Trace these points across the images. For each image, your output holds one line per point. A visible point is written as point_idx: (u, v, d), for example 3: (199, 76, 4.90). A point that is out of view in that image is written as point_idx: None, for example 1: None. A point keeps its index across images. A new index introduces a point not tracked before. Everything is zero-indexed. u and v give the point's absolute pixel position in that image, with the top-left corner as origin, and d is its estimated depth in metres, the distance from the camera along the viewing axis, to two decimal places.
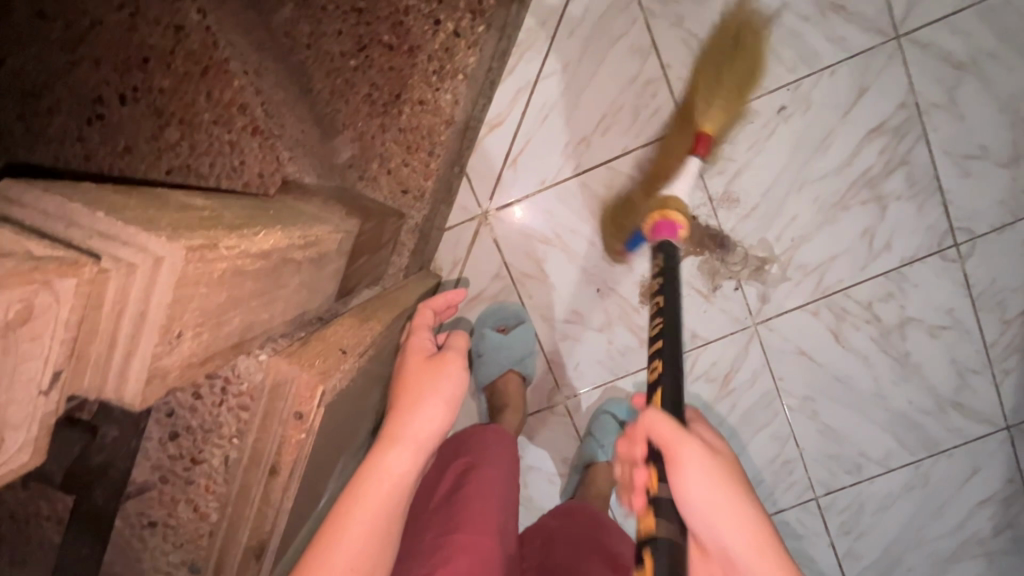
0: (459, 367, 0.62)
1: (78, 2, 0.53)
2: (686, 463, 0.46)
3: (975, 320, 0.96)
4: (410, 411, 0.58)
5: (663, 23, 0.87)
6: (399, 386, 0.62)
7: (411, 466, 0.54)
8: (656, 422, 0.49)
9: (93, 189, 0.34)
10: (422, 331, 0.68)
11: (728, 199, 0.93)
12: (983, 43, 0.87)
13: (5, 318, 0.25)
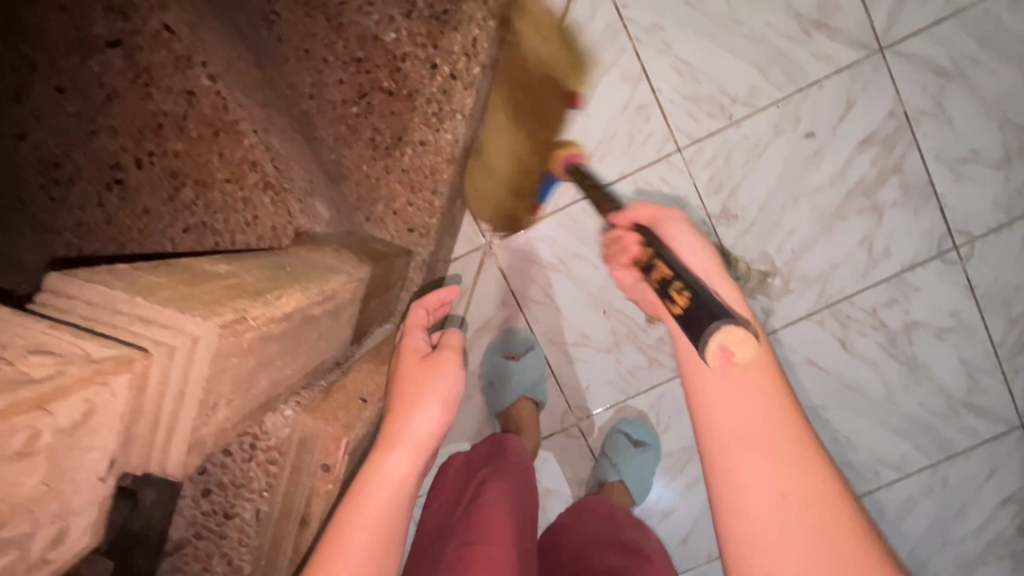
0: (454, 365, 0.61)
1: (95, 76, 0.57)
2: (676, 225, 0.59)
3: (981, 321, 0.96)
4: (407, 416, 0.57)
5: (651, 51, 0.90)
6: (394, 386, 0.61)
7: (410, 469, 0.54)
8: (645, 211, 0.62)
9: (134, 273, 0.38)
10: (416, 331, 0.67)
11: (727, 216, 0.94)
12: (965, 50, 0.89)
13: (72, 419, 0.31)
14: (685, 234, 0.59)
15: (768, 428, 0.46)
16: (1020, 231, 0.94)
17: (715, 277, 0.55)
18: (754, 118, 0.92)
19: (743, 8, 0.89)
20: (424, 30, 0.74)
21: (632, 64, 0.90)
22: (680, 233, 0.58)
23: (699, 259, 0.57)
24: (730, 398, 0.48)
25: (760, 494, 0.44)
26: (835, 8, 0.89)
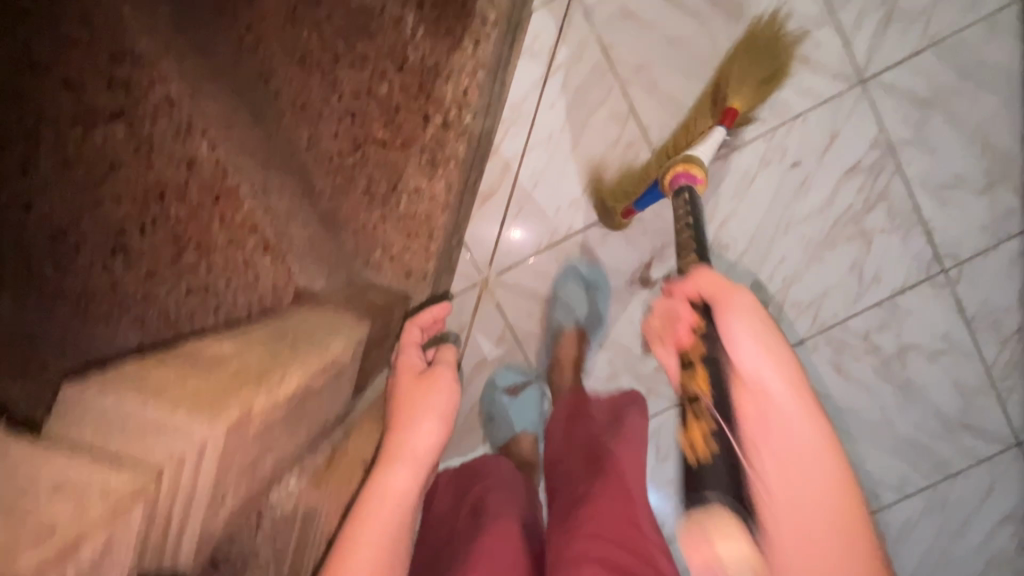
0: (449, 381, 0.68)
1: (100, 148, 0.59)
2: (734, 314, 0.51)
3: (972, 342, 0.98)
4: (407, 432, 0.62)
5: (638, 90, 0.92)
6: (394, 406, 0.67)
7: (413, 480, 0.57)
8: (703, 283, 0.57)
9: (145, 381, 0.44)
10: (411, 348, 0.74)
11: (718, 246, 0.96)
12: (944, 80, 0.92)
13: (92, 555, 0.34)
14: (745, 309, 0.51)
15: (799, 458, 0.43)
16: (1007, 253, 0.96)
17: (788, 403, 0.45)
18: (741, 150, 0.94)
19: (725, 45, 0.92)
20: (416, 81, 0.77)
21: (619, 102, 0.93)
22: (739, 310, 0.51)
23: (764, 361, 0.48)
24: (777, 470, 0.43)
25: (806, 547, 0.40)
26: (815, 43, 0.91)
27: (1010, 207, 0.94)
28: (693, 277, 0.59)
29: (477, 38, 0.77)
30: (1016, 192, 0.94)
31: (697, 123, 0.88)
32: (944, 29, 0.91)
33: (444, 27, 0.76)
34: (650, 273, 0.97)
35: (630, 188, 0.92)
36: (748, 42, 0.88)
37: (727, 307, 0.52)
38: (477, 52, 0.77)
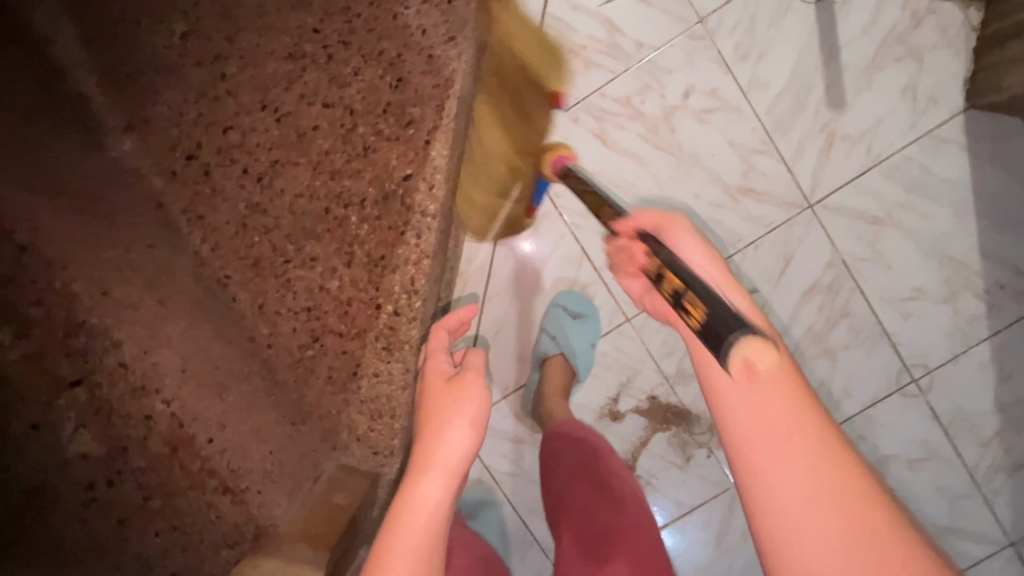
0: (480, 386, 0.59)
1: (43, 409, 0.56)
2: (682, 232, 0.50)
3: (951, 448, 0.97)
4: (433, 438, 0.55)
5: (588, 233, 0.94)
6: (421, 414, 0.60)
7: (443, 495, 0.52)
8: (646, 215, 0.52)
9: None
10: (438, 354, 0.65)
11: (682, 375, 0.97)
12: (893, 196, 0.92)
13: None
14: (664, 214, 0.52)
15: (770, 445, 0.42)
16: (976, 357, 0.95)
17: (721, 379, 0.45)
18: None
19: (671, 183, 0.93)
20: (365, 274, 0.82)
21: (571, 246, 0.95)
22: (660, 217, 0.52)
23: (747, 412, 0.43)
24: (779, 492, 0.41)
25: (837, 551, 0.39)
26: (760, 174, 0.92)
27: (976, 312, 0.94)
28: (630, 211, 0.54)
29: (419, 230, 0.82)
30: (980, 298, 0.93)
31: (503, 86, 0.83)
32: (889, 148, 0.91)
33: (387, 223, 0.81)
34: (617, 406, 0.98)
35: (501, 193, 0.87)
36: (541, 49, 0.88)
37: (670, 220, 0.51)
38: (420, 243, 0.82)
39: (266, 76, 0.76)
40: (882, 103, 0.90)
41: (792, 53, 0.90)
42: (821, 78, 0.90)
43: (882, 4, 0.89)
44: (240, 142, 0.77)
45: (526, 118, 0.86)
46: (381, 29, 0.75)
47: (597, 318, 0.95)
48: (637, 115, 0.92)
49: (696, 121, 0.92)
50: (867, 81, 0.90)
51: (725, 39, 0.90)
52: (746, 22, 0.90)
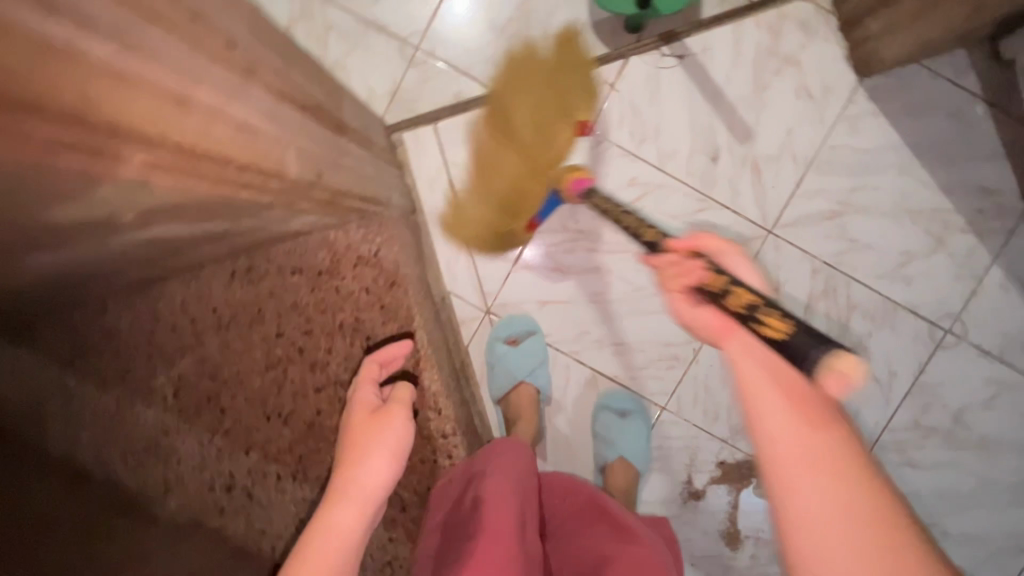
0: (402, 420, 0.66)
1: None
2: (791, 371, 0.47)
3: (1017, 373, 0.96)
4: (356, 471, 0.60)
5: (590, 351, 0.97)
6: (346, 442, 0.66)
7: (355, 524, 0.55)
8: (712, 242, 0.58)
9: None
10: (367, 386, 0.72)
11: (738, 431, 0.98)
12: (840, 187, 0.94)
13: None
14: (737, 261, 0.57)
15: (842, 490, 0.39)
16: (995, 282, 0.95)
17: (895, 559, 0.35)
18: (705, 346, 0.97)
19: (638, 273, 0.96)
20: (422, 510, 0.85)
21: (581, 371, 0.98)
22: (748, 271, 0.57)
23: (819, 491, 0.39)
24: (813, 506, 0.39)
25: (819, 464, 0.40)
26: (711, 227, 0.95)
27: (969, 246, 0.94)
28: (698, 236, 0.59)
29: (449, 450, 0.85)
30: (968, 232, 0.94)
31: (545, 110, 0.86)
32: (812, 147, 0.93)
33: (419, 458, 0.85)
34: (695, 485, 1.00)
35: (495, 201, 0.89)
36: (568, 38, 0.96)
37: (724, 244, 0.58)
38: (454, 460, 0.86)
39: (255, 390, 0.83)
40: (785, 113, 0.93)
41: (684, 114, 0.93)
42: (719, 122, 0.93)
43: (738, 32, 0.92)
44: (264, 454, 0.83)
45: (507, 130, 0.88)
46: (332, 306, 0.82)
47: (643, 410, 0.97)
48: (577, 234, 0.96)
49: (630, 213, 0.95)
50: (761, 102, 0.93)
51: (617, 132, 0.94)
52: (629, 109, 0.94)
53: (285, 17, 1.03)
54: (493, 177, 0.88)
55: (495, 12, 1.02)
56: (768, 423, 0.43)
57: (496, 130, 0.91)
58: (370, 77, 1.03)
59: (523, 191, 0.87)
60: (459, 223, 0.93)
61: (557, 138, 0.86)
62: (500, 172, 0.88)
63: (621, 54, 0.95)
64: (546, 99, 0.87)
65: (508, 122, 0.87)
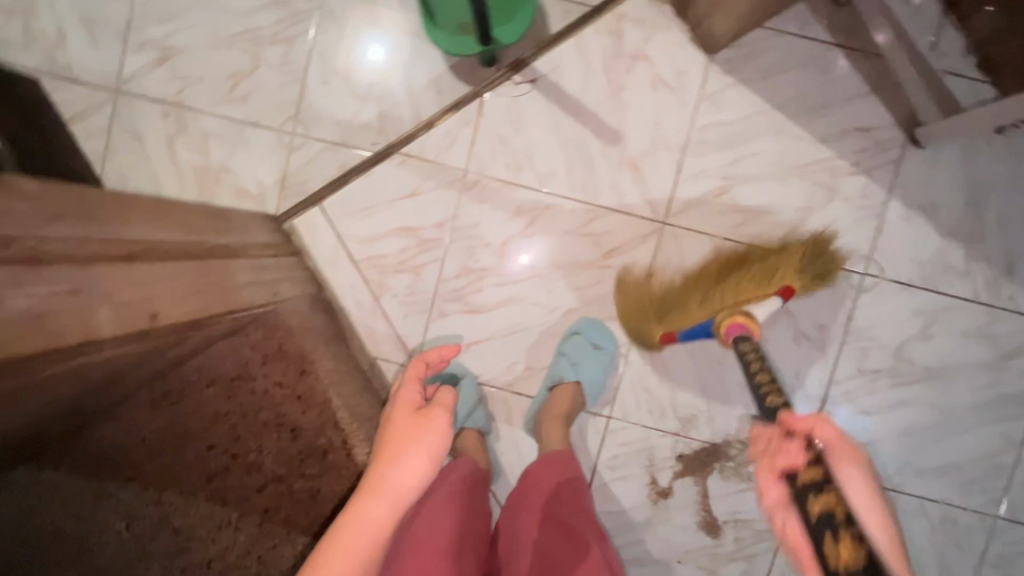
0: (445, 425, 0.64)
1: None
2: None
3: (945, 296, 0.96)
4: (393, 464, 0.60)
5: (524, 381, 0.99)
6: (386, 434, 0.64)
7: (385, 524, 0.57)
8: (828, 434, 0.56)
9: None
10: (411, 386, 0.69)
11: (688, 421, 0.99)
12: (720, 163, 0.95)
13: None
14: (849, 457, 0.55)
15: None
16: (897, 214, 0.95)
17: None
18: (633, 348, 0.98)
19: (550, 295, 0.98)
20: None
21: (521, 403, 0.99)
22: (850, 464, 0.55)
23: None
24: None
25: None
26: (606, 234, 0.96)
27: (861, 186, 0.95)
28: (814, 420, 0.58)
29: None
30: (857, 173, 0.95)
31: (767, 280, 0.88)
32: (682, 132, 0.94)
33: None
34: (660, 483, 0.99)
35: (660, 317, 0.92)
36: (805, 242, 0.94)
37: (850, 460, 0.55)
38: None
39: (202, 504, 0.84)
40: (648, 107, 0.94)
41: (551, 134, 0.96)
42: (586, 132, 0.95)
43: (580, 43, 0.95)
44: (226, 562, 0.83)
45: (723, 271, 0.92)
46: (250, 409, 0.84)
47: (615, 346, 0.97)
48: (481, 273, 0.98)
49: (525, 241, 0.97)
50: (622, 103, 0.94)
51: (493, 167, 0.97)
52: (498, 143, 0.96)
53: (165, 137, 1.07)
54: (668, 292, 0.93)
55: (356, 81, 1.05)
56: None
57: (733, 263, 0.92)
58: (256, 171, 1.07)
59: (681, 309, 0.90)
60: (633, 294, 0.95)
61: (758, 277, 0.88)
62: (694, 290, 0.91)
63: (479, 92, 0.98)
64: (778, 260, 0.90)
65: (736, 269, 0.91)
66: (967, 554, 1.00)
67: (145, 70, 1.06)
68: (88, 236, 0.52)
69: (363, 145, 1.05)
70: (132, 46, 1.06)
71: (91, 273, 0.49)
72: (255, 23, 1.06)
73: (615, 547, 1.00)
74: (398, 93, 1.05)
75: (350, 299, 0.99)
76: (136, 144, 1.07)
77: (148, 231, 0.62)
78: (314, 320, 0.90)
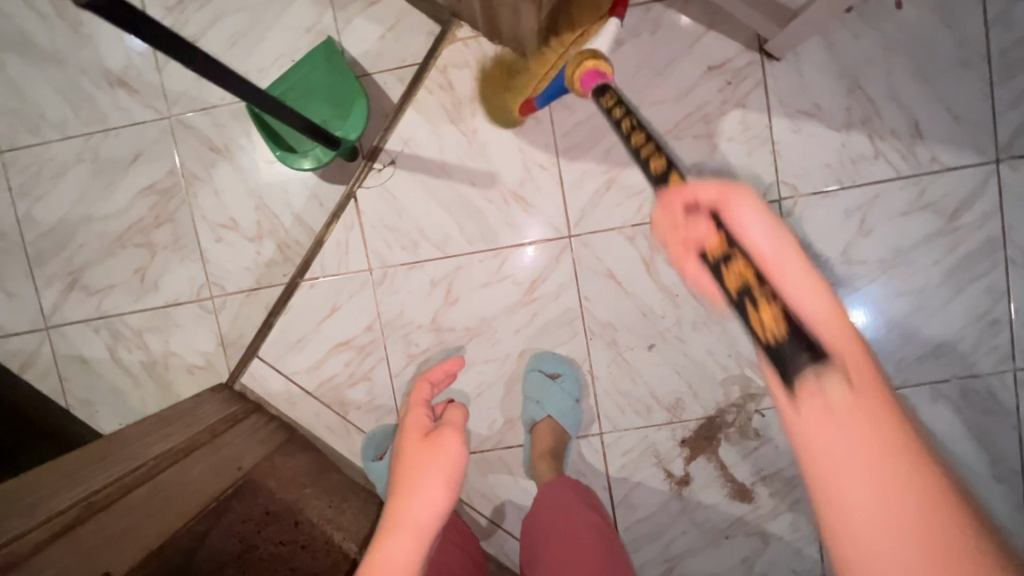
0: (456, 442, 0.59)
1: None
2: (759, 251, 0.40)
3: (867, 184, 0.93)
4: (409, 495, 0.55)
5: (508, 432, 0.99)
6: (395, 467, 0.60)
7: (413, 554, 0.52)
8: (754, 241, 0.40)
9: None
10: (416, 410, 0.67)
11: (675, 405, 0.98)
12: (597, 157, 0.94)
13: None
14: (826, 293, 0.38)
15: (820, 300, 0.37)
16: (786, 129, 0.93)
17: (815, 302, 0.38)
18: (594, 361, 0.98)
19: (495, 344, 0.98)
20: None
21: (515, 454, 1.00)
22: (827, 304, 0.37)
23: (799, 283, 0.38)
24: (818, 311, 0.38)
25: (877, 523, 0.28)
26: (522, 266, 0.97)
27: (740, 119, 0.93)
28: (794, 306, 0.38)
29: None
30: (729, 109, 0.93)
31: None
32: (548, 145, 0.95)
33: None
34: (676, 473, 0.99)
35: (508, 86, 0.91)
36: None
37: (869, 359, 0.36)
38: None
39: None
40: (508, 138, 0.95)
41: (431, 202, 0.97)
42: (462, 186, 0.97)
43: (421, 109, 0.97)
44: None
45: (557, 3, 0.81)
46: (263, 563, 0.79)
47: (573, 367, 0.97)
48: (426, 353, 0.99)
49: (452, 305, 0.98)
50: (481, 145, 0.96)
51: (394, 254, 0.98)
52: (387, 231, 0.98)
53: (105, 349, 1.12)
54: (523, 65, 0.88)
55: (244, 225, 1.07)
56: (844, 489, 0.29)
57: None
58: (196, 343, 1.10)
59: (513, 74, 0.90)
60: (495, 94, 0.94)
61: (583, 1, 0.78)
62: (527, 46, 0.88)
63: (352, 191, 1.00)
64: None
65: None
66: (1001, 416, 0.96)
67: (62, 299, 1.11)
68: (27, 527, 0.56)
69: (276, 279, 1.07)
70: (42, 283, 1.11)
71: (24, 566, 0.53)
72: (135, 214, 1.09)
73: (661, 547, 1.00)
74: (285, 219, 1.06)
75: (323, 425, 1.02)
76: (83, 365, 1.12)
77: (83, 490, 0.66)
78: (293, 467, 0.93)
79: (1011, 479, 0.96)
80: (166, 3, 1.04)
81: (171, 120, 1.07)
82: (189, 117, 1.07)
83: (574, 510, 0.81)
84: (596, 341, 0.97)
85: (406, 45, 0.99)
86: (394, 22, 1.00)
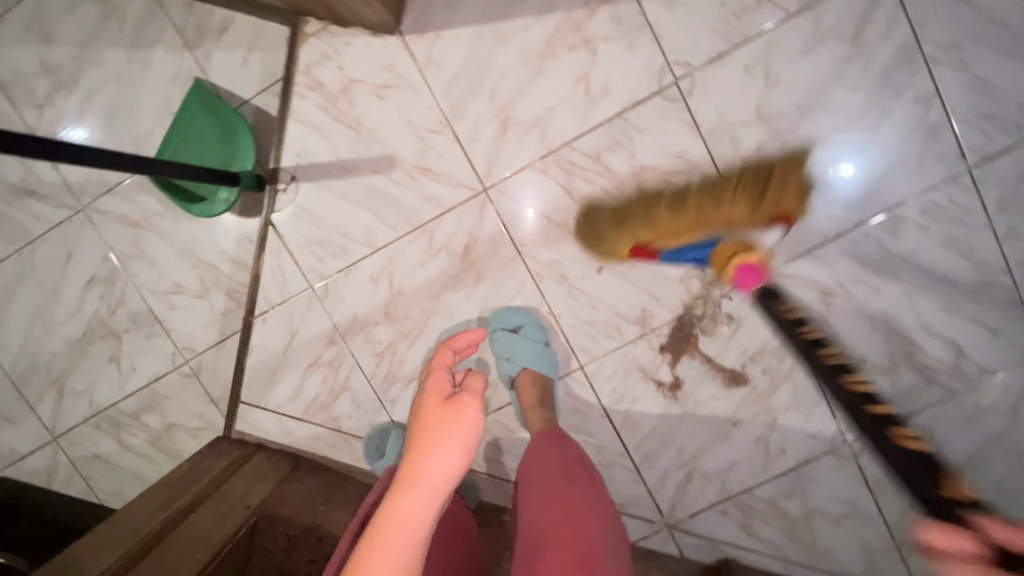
0: (477, 409, 0.58)
1: None
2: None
3: (760, 34, 0.89)
4: (428, 453, 0.54)
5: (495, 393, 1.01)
6: (416, 429, 0.57)
7: (425, 513, 0.51)
8: None
9: None
10: (441, 372, 0.63)
11: (643, 316, 0.97)
12: (484, 103, 0.93)
13: None
14: None
15: None
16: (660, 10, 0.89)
17: None
18: (550, 302, 0.98)
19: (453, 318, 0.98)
20: None
21: (508, 412, 1.01)
22: None
23: None
24: None
25: None
26: (451, 234, 0.96)
27: (611, 16, 0.90)
28: None
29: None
30: (596, 10, 0.90)
31: (737, 173, 0.83)
32: (433, 110, 0.93)
33: None
34: (665, 380, 0.99)
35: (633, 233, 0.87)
36: (755, 172, 0.82)
37: None
38: None
39: None
40: (393, 116, 0.94)
41: (343, 203, 0.98)
42: (367, 178, 0.96)
43: (304, 118, 0.97)
44: None
45: (719, 186, 0.83)
46: None
47: (531, 313, 0.97)
48: (391, 348, 1.00)
49: (400, 293, 0.99)
50: (370, 132, 0.95)
51: (328, 262, 1.00)
52: (314, 245, 0.99)
53: (111, 440, 1.16)
54: (662, 217, 0.84)
55: (189, 286, 1.09)
56: None
57: (692, 178, 0.86)
58: (187, 408, 1.13)
59: (648, 223, 0.85)
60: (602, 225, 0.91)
61: (752, 190, 0.80)
62: (665, 206, 0.85)
63: (269, 217, 1.01)
64: (750, 164, 0.86)
65: (718, 181, 0.84)
66: (971, 219, 0.92)
67: (57, 407, 1.16)
68: None
69: (235, 325, 1.08)
70: (33, 400, 1.16)
71: None
72: (89, 308, 1.12)
73: (674, 452, 1.01)
74: (222, 266, 1.07)
75: (324, 444, 1.05)
76: (98, 461, 1.16)
77: None
78: (302, 492, 0.94)
79: (999, 279, 0.93)
80: (37, 102, 1.05)
81: (87, 210, 1.09)
82: (102, 203, 1.08)
83: (545, 491, 0.74)
84: (546, 281, 0.97)
85: (269, 60, 0.98)
86: (250, 42, 0.98)
